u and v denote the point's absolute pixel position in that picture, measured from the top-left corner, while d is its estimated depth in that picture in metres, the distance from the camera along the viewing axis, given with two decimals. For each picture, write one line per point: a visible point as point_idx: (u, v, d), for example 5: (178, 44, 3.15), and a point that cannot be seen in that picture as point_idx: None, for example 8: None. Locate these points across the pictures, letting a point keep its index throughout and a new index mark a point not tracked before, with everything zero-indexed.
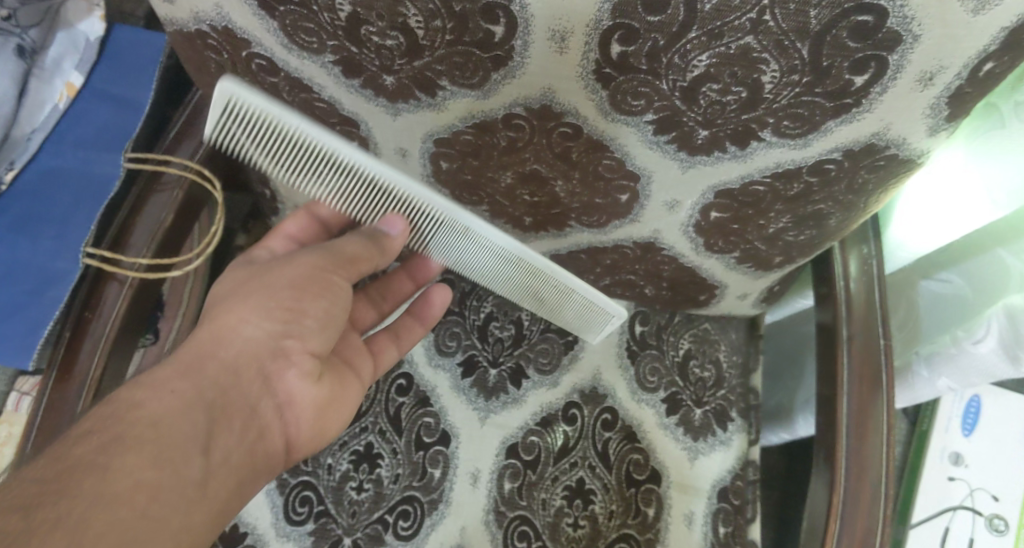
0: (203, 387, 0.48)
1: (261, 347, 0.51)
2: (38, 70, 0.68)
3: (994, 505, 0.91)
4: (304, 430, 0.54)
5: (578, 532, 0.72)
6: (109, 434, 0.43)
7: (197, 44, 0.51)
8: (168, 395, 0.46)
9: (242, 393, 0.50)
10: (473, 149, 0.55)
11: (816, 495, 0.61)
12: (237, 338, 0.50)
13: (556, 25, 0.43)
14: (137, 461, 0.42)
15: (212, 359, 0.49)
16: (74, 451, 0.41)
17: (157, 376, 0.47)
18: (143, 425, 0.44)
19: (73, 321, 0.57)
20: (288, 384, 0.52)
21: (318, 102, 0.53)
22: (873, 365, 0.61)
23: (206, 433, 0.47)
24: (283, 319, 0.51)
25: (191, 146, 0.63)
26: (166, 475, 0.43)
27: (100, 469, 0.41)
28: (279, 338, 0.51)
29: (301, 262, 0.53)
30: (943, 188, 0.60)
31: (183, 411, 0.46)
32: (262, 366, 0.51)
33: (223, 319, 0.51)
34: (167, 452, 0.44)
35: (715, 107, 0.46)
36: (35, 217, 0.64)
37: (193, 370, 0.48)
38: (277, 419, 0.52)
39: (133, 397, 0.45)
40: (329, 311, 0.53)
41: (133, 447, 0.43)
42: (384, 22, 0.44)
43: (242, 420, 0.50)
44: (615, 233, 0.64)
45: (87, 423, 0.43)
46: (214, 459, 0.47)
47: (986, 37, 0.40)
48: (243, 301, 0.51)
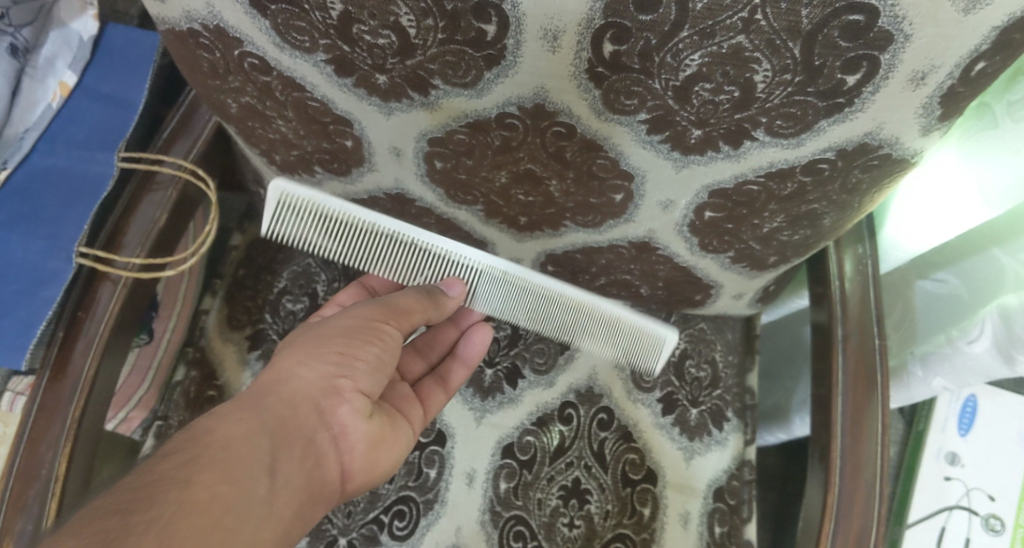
0: (265, 415, 0.48)
1: (315, 386, 0.50)
2: (30, 69, 0.68)
3: (991, 505, 0.91)
4: (357, 468, 0.53)
5: (574, 531, 0.72)
6: (187, 454, 0.43)
7: (190, 43, 0.51)
8: (236, 422, 0.46)
9: (301, 425, 0.49)
10: (467, 149, 0.55)
11: (811, 495, 0.61)
12: (297, 376, 0.51)
13: (548, 24, 0.43)
14: (213, 476, 0.42)
15: (274, 392, 0.50)
16: (157, 469, 0.42)
17: (223, 407, 0.48)
18: (215, 448, 0.44)
19: (66, 321, 0.57)
20: (342, 418, 0.51)
21: (311, 102, 0.53)
22: (868, 364, 0.61)
23: (271, 458, 0.46)
24: (336, 360, 0.52)
25: (185, 146, 0.63)
26: (237, 492, 0.43)
27: (180, 483, 0.41)
28: (332, 378, 0.51)
29: (356, 314, 0.55)
30: (937, 187, 0.59)
31: (251, 437, 0.46)
32: (317, 402, 0.50)
33: (280, 365, 0.52)
34: (238, 471, 0.43)
35: (708, 106, 0.46)
36: (26, 217, 0.63)
37: (257, 402, 0.48)
38: (334, 455, 0.51)
39: (203, 425, 0.45)
40: (380, 357, 0.54)
41: (207, 465, 0.42)
42: (376, 21, 0.44)
43: (301, 451, 0.48)
44: (610, 233, 0.64)
45: (167, 446, 0.44)
46: (278, 482, 0.46)
47: (977, 37, 0.40)
48: (300, 348, 0.52)
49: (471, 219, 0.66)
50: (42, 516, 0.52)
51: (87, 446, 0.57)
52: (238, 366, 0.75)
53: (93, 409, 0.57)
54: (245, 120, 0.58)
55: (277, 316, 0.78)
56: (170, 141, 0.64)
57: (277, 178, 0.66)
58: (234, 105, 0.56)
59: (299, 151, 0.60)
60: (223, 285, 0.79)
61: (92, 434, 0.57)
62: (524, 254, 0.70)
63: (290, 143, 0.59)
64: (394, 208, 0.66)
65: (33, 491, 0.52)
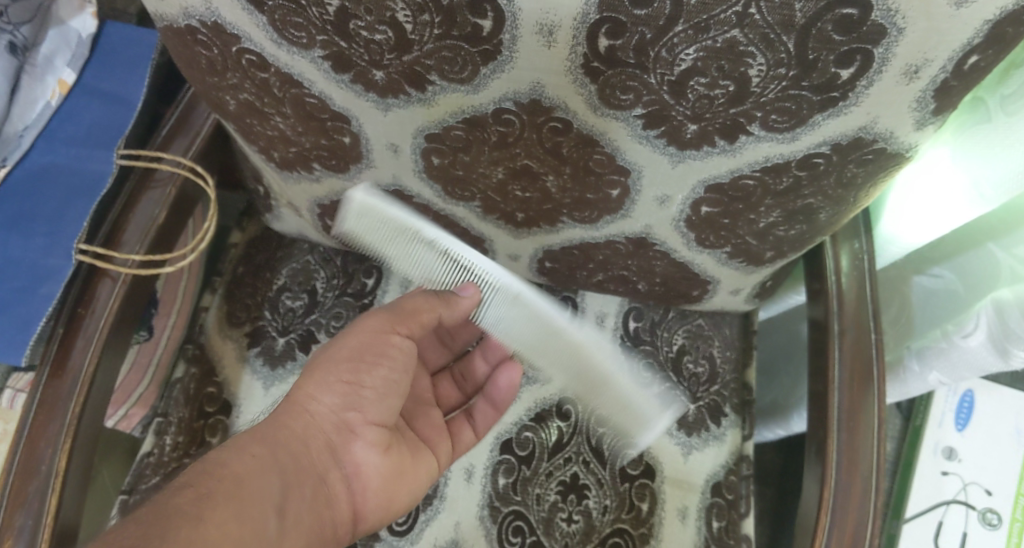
0: (277, 450, 0.50)
1: (327, 423, 0.53)
2: (29, 66, 0.68)
3: (988, 499, 0.92)
4: (371, 503, 0.56)
5: (572, 526, 0.72)
6: (201, 488, 0.43)
7: (188, 40, 0.51)
8: (247, 458, 0.47)
9: (312, 463, 0.52)
10: (464, 144, 0.55)
11: (808, 489, 0.61)
12: (309, 410, 0.53)
13: (544, 19, 0.43)
14: (223, 515, 0.43)
15: (288, 427, 0.52)
16: (173, 503, 0.42)
17: (237, 439, 0.49)
18: (228, 482, 0.45)
19: (66, 317, 0.58)
20: (354, 454, 0.54)
21: (309, 98, 0.53)
22: (864, 359, 0.62)
23: (281, 496, 0.48)
24: (345, 392, 0.53)
25: (184, 143, 0.64)
26: (248, 530, 0.44)
27: (195, 519, 0.41)
28: (342, 412, 0.53)
29: (363, 327, 0.55)
30: (932, 180, 0.60)
31: (263, 473, 0.47)
32: (329, 439, 0.53)
33: (296, 396, 0.54)
34: (249, 508, 0.45)
35: (703, 101, 0.47)
36: (26, 214, 0.63)
37: (270, 436, 0.50)
38: (345, 491, 0.54)
39: (216, 458, 0.46)
40: (387, 379, 0.54)
41: (220, 502, 0.43)
42: (373, 16, 0.44)
43: (311, 489, 0.51)
44: (607, 228, 0.64)
45: (184, 478, 0.44)
46: (287, 521, 0.48)
47: (969, 30, 0.40)
48: (311, 380, 0.54)
49: (469, 215, 0.66)
50: (42, 511, 0.52)
51: (88, 442, 0.57)
52: (237, 364, 0.75)
53: (93, 406, 0.57)
54: (244, 117, 0.58)
55: (277, 313, 0.78)
56: (169, 138, 0.64)
57: (276, 175, 0.66)
58: (233, 102, 0.56)
59: (297, 147, 0.60)
60: (222, 282, 0.79)
61: (92, 431, 0.57)
62: (522, 250, 0.71)
63: (288, 140, 0.59)
64: None
65: (33, 486, 0.53)
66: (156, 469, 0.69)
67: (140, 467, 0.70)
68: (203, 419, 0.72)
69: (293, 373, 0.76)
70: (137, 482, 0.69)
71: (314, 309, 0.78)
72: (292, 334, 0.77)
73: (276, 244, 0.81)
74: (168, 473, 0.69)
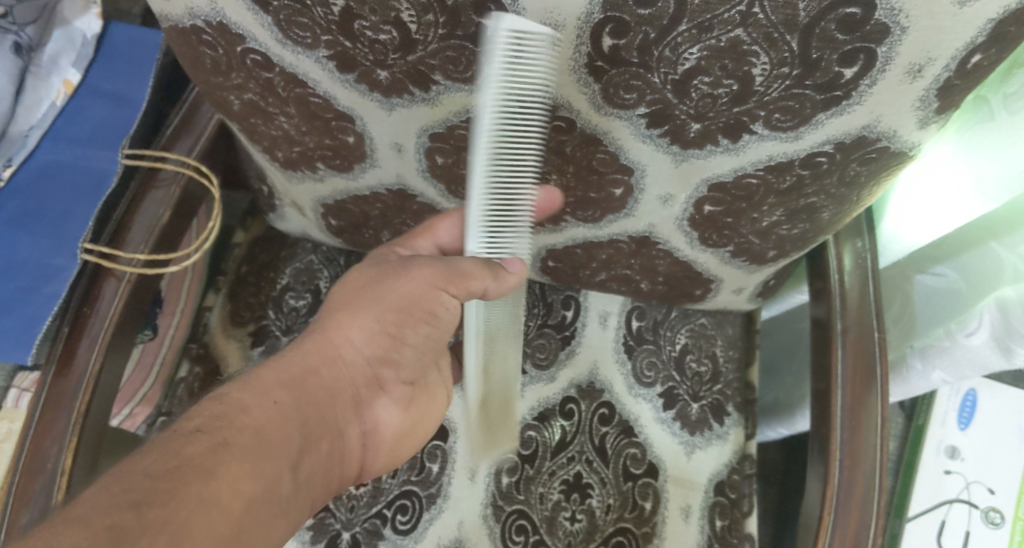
0: (303, 402, 0.50)
1: (360, 376, 0.54)
2: (35, 67, 0.69)
3: (990, 498, 0.92)
4: (378, 459, 0.58)
5: (576, 525, 0.72)
6: (217, 438, 0.43)
7: (192, 40, 0.51)
8: (270, 406, 0.47)
9: (338, 415, 0.52)
10: (468, 143, 0.55)
11: (811, 488, 0.61)
12: (345, 356, 0.54)
13: (549, 18, 0.43)
14: (237, 471, 0.42)
15: (315, 376, 0.51)
16: (184, 452, 0.41)
17: (261, 383, 0.48)
18: (246, 435, 0.44)
19: (71, 317, 0.58)
20: (376, 411, 0.56)
21: (313, 98, 0.54)
22: (867, 357, 0.62)
23: (299, 451, 0.48)
24: (386, 346, 0.55)
25: (188, 143, 0.64)
26: (262, 488, 0.43)
27: (206, 474, 0.41)
28: (377, 365, 0.55)
29: (417, 275, 0.54)
30: (936, 177, 0.60)
31: (283, 426, 0.47)
32: (358, 393, 0.54)
33: (331, 338, 0.54)
34: (266, 464, 0.44)
35: (707, 100, 0.47)
36: (31, 214, 0.64)
37: (296, 386, 0.50)
38: (360, 446, 0.55)
39: (241, 403, 0.46)
40: (430, 336, 0.56)
41: (237, 454, 0.43)
42: (377, 16, 0.45)
43: (328, 446, 0.51)
44: (610, 228, 0.64)
45: (197, 422, 0.43)
46: (300, 478, 0.47)
47: (973, 29, 0.40)
48: (353, 321, 0.55)
49: None
50: (48, 508, 0.53)
51: (93, 440, 0.57)
52: (241, 363, 0.76)
53: (97, 405, 0.57)
54: (248, 116, 0.58)
55: (280, 313, 0.78)
56: (173, 138, 0.64)
57: (279, 174, 0.66)
58: (237, 102, 0.56)
59: (301, 147, 0.60)
60: (226, 282, 0.79)
61: (97, 429, 0.58)
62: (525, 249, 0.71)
63: (292, 139, 0.60)
64: (396, 204, 0.67)
65: (39, 484, 0.53)
66: None
67: None
68: None
69: None
70: None
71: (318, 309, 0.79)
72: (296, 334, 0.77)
73: (279, 244, 0.81)
74: None
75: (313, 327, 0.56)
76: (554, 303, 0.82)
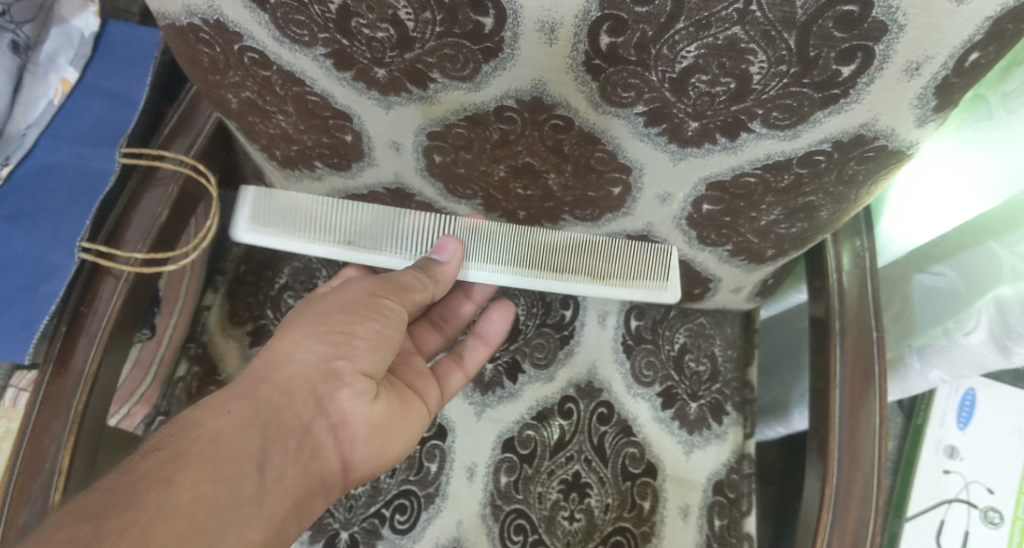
0: (258, 405, 0.48)
1: (313, 371, 0.51)
2: (32, 66, 0.69)
3: (989, 498, 0.92)
4: (360, 454, 0.53)
5: (574, 525, 0.72)
6: (172, 450, 0.44)
7: (190, 39, 0.51)
8: (225, 414, 0.47)
9: (295, 414, 0.50)
10: (466, 142, 0.55)
11: (810, 487, 0.61)
12: (295, 357, 0.51)
13: (546, 16, 0.43)
14: (195, 476, 0.43)
15: (267, 380, 0.50)
16: (141, 467, 0.43)
17: (216, 396, 0.48)
18: (202, 442, 0.45)
19: (69, 316, 0.58)
20: (342, 404, 0.52)
21: (311, 96, 0.54)
22: (865, 356, 0.62)
23: (261, 453, 0.47)
24: (336, 342, 0.52)
25: (186, 142, 0.64)
26: (225, 492, 0.44)
27: (162, 484, 0.42)
28: (331, 359, 0.51)
29: (355, 289, 0.55)
30: (935, 176, 0.60)
31: (242, 430, 0.47)
32: (315, 390, 0.51)
33: (281, 344, 0.52)
34: (225, 469, 0.44)
35: (705, 98, 0.47)
36: (30, 212, 0.64)
37: (250, 390, 0.49)
38: (332, 442, 0.52)
39: (193, 416, 0.46)
40: (381, 334, 0.53)
41: (194, 463, 0.43)
42: (374, 14, 0.45)
43: (295, 443, 0.49)
44: (609, 227, 0.64)
45: (155, 441, 0.45)
46: (269, 477, 0.47)
47: (971, 27, 0.40)
48: (298, 327, 0.52)
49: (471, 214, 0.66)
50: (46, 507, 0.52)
51: (90, 439, 0.57)
52: (239, 362, 0.76)
53: (95, 403, 0.57)
54: (246, 115, 0.58)
55: (279, 312, 0.78)
56: (171, 137, 0.64)
57: (278, 173, 0.66)
58: (234, 100, 0.56)
59: (299, 145, 0.60)
60: (224, 282, 0.79)
61: (95, 428, 0.58)
62: None
63: (290, 138, 0.60)
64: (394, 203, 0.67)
65: (37, 483, 0.53)
66: None
67: None
68: None
69: None
70: None
71: None
72: None
73: (277, 243, 0.81)
74: None
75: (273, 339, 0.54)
76: (553, 303, 0.82)
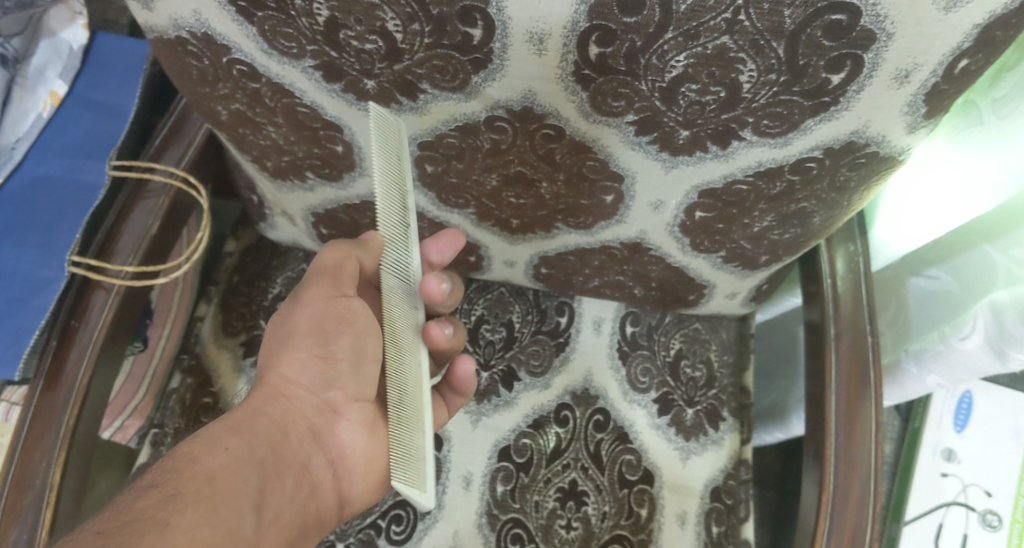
0: (254, 442, 0.48)
1: (306, 405, 0.52)
2: (21, 79, 0.68)
3: (988, 501, 0.92)
4: (356, 486, 0.55)
5: (571, 533, 0.72)
6: (169, 490, 0.42)
7: (178, 51, 0.51)
8: (222, 452, 0.46)
9: (292, 450, 0.51)
10: (457, 151, 0.55)
11: (807, 492, 0.61)
12: (286, 391, 0.52)
13: (534, 27, 0.43)
14: (194, 519, 0.41)
15: (262, 414, 0.50)
16: (137, 506, 0.40)
17: (211, 432, 0.47)
18: (200, 481, 0.43)
19: (59, 330, 0.57)
20: (339, 436, 0.53)
21: (301, 108, 0.53)
22: (861, 363, 0.61)
23: (259, 492, 0.46)
24: (321, 368, 0.52)
25: (177, 153, 0.63)
26: (221, 534, 0.42)
27: (159, 526, 0.39)
28: (322, 390, 0.52)
29: (311, 301, 0.53)
30: (929, 180, 0.59)
31: (239, 469, 0.46)
32: (310, 423, 0.52)
33: (269, 379, 0.52)
34: (222, 510, 0.43)
35: (695, 107, 0.47)
36: (19, 225, 0.63)
37: (245, 425, 0.49)
38: (330, 477, 0.53)
39: (190, 454, 0.44)
40: (357, 345, 0.53)
41: (189, 504, 0.41)
42: (362, 26, 0.44)
43: (293, 480, 0.50)
44: (602, 234, 0.64)
45: (150, 479, 0.43)
46: (266, 517, 0.46)
47: (959, 34, 0.40)
48: (281, 357, 0.52)
49: (464, 222, 0.66)
50: (36, 525, 0.52)
51: (82, 454, 0.57)
52: (233, 373, 0.75)
53: (87, 417, 0.57)
54: (236, 127, 0.58)
55: None
56: (162, 149, 0.64)
57: (269, 184, 0.66)
58: (224, 112, 0.56)
59: (290, 156, 0.60)
60: (218, 291, 0.79)
61: (86, 443, 0.57)
62: (517, 257, 0.71)
63: (281, 149, 0.59)
64: None
65: (28, 500, 0.52)
66: None
67: None
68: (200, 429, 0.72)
69: None
70: None
71: None
72: None
73: (270, 253, 0.81)
74: None
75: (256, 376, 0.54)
76: (548, 310, 0.81)
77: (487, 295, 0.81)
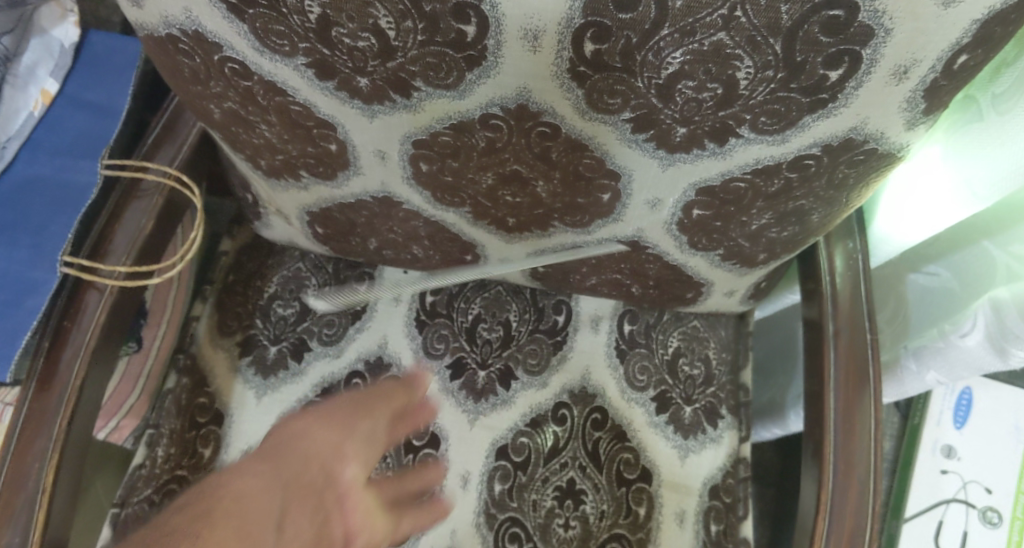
0: (281, 470, 0.54)
1: (322, 447, 0.56)
2: (10, 77, 0.66)
3: (988, 498, 0.94)
4: (363, 525, 0.57)
5: (569, 532, 0.72)
6: (199, 509, 0.47)
7: (169, 49, 0.51)
8: (252, 480, 0.51)
9: (313, 483, 0.54)
10: (452, 150, 0.55)
11: (806, 490, 0.61)
12: (314, 434, 0.56)
13: (529, 24, 0.43)
14: (215, 534, 0.45)
15: (288, 447, 0.55)
16: (172, 521, 0.46)
17: (239, 465, 0.54)
18: (229, 502, 0.49)
19: (52, 331, 0.57)
20: (348, 476, 0.57)
21: (293, 106, 0.53)
22: (860, 360, 0.61)
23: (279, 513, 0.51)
24: (340, 424, 0.58)
25: (170, 152, 0.63)
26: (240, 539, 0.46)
27: (192, 537, 0.45)
28: (342, 436, 0.57)
29: (341, 396, 0.61)
30: (930, 177, 0.59)
31: (265, 492, 0.51)
32: (325, 463, 0.56)
33: (296, 425, 0.59)
34: (246, 525, 0.48)
35: (692, 104, 0.46)
36: (11, 224, 0.62)
37: (274, 458, 0.54)
38: (341, 515, 0.56)
39: (222, 484, 0.50)
40: (371, 430, 0.59)
41: (218, 522, 0.47)
42: (354, 23, 0.44)
43: (312, 505, 0.53)
44: (598, 233, 0.64)
45: (185, 505, 0.48)
46: (284, 536, 0.50)
47: (959, 30, 0.40)
48: (303, 415, 0.59)
49: (460, 221, 0.65)
50: (29, 527, 0.52)
51: (75, 457, 0.56)
52: (229, 373, 0.75)
53: (80, 419, 0.56)
54: (229, 125, 0.57)
55: (269, 322, 0.78)
56: (154, 147, 0.63)
57: (263, 182, 0.65)
58: (217, 111, 0.56)
59: (284, 155, 0.60)
60: (213, 291, 0.79)
61: (80, 444, 0.57)
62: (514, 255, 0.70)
63: (275, 148, 0.59)
64: (382, 211, 0.66)
65: (20, 503, 0.52)
66: (148, 481, 0.70)
67: (132, 479, 0.70)
68: (195, 430, 0.72)
69: (286, 383, 0.75)
70: (129, 496, 0.69)
71: (307, 317, 0.78)
72: (284, 343, 0.77)
73: (266, 252, 0.81)
74: (160, 485, 0.70)
75: (275, 434, 0.59)
76: (545, 308, 0.81)
77: (484, 294, 0.81)
